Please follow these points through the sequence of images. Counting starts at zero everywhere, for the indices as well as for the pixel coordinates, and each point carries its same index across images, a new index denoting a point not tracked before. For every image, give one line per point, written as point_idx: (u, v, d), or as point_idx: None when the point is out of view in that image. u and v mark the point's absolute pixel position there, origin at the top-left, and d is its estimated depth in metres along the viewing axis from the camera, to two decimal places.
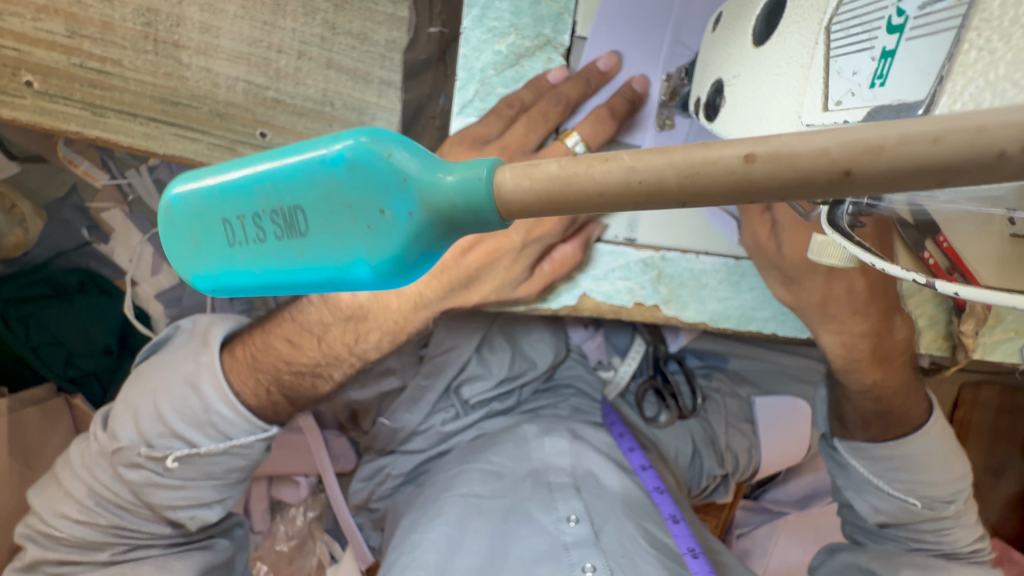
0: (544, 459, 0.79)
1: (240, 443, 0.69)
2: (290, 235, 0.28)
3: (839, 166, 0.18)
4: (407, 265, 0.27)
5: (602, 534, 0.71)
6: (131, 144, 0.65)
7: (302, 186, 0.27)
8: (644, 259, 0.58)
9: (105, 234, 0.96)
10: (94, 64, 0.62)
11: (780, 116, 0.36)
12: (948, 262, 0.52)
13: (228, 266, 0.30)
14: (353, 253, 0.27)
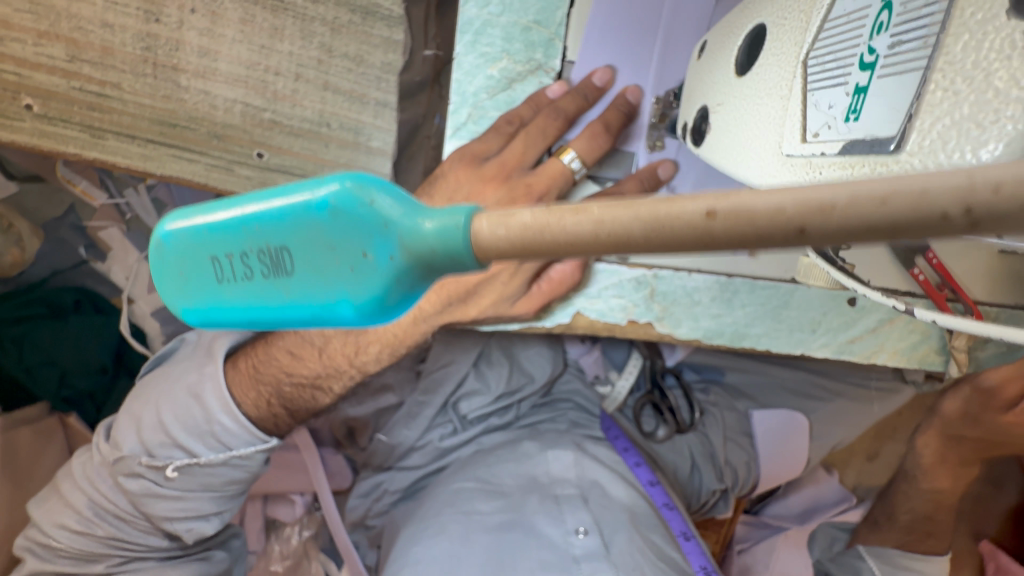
0: (549, 471, 0.80)
1: (240, 454, 0.68)
2: (278, 274, 0.28)
3: (794, 224, 0.19)
4: (389, 306, 0.27)
5: (612, 545, 0.70)
6: (129, 165, 0.66)
7: (290, 227, 0.27)
8: (637, 277, 0.56)
9: (102, 252, 0.97)
10: (94, 87, 0.63)
11: (762, 146, 0.37)
12: (938, 278, 0.58)
13: (218, 302, 0.30)
14: (339, 294, 0.27)
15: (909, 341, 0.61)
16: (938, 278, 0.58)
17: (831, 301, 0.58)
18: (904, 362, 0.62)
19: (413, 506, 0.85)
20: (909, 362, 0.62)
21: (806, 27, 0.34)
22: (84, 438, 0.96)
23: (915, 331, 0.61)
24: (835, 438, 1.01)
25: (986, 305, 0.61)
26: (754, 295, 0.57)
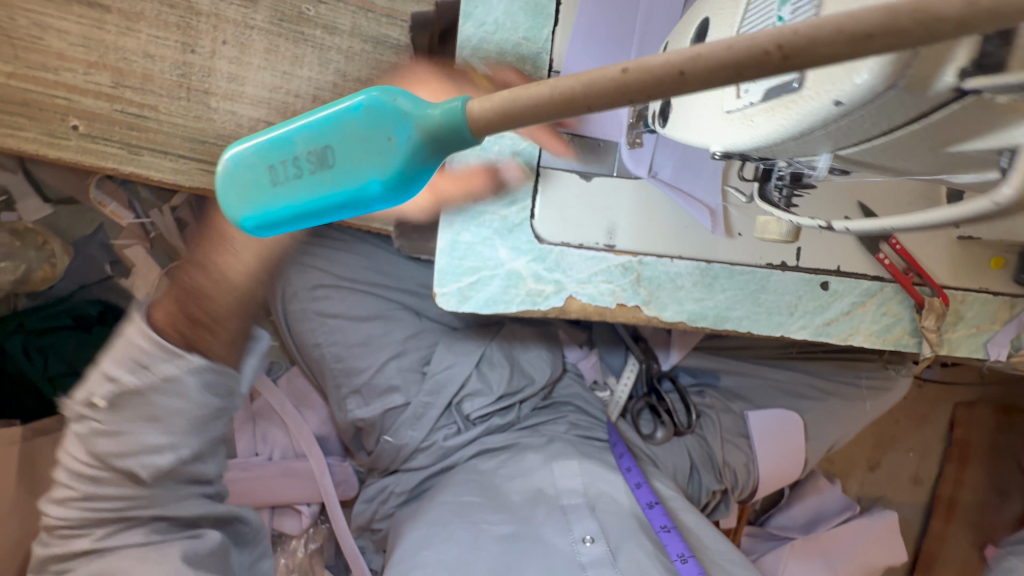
0: (554, 483, 0.82)
1: (162, 377, 0.53)
2: (322, 168, 0.32)
3: (675, 68, 0.23)
4: (410, 183, 0.31)
5: (619, 552, 0.73)
6: (162, 178, 0.73)
7: (332, 126, 0.32)
8: (624, 264, 0.60)
9: (126, 269, 1.03)
10: (134, 110, 0.70)
11: (705, 111, 0.41)
12: (904, 262, 0.63)
13: (274, 204, 0.34)
14: (369, 176, 0.31)
15: (882, 322, 0.65)
16: (904, 263, 0.64)
17: (805, 284, 0.63)
18: (879, 344, 0.66)
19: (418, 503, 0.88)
20: (884, 344, 0.66)
21: (735, 13, 0.41)
22: None
23: (888, 313, 0.65)
24: (831, 439, 1.02)
25: (952, 289, 0.66)
26: (733, 279, 0.62)
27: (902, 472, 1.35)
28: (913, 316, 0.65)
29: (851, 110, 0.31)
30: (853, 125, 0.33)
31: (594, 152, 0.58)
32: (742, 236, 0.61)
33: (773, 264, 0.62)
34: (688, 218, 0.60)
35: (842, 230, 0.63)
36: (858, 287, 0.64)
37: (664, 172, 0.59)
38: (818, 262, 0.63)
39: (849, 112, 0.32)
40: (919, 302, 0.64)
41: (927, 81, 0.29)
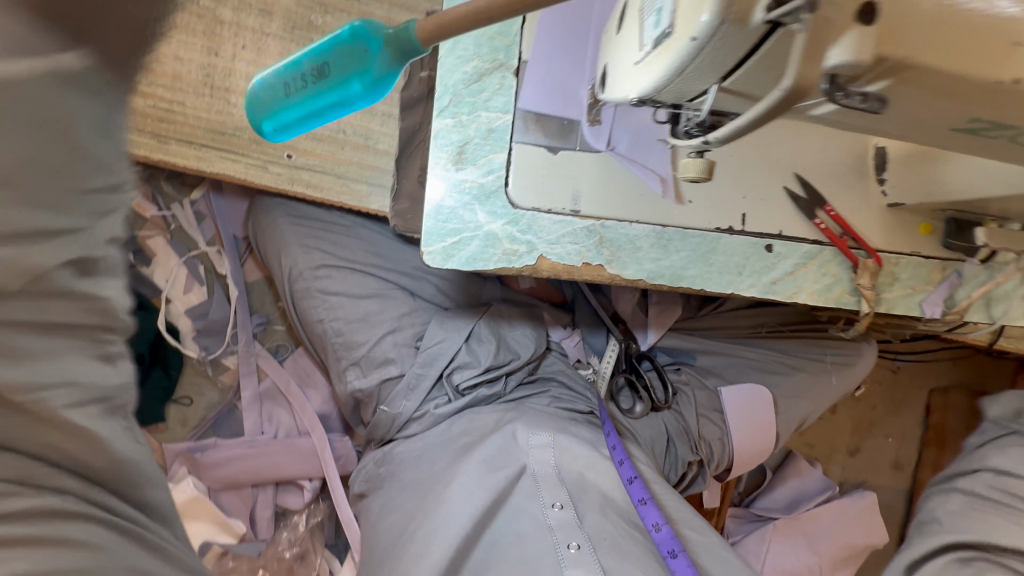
0: (527, 451, 0.87)
1: None
2: (318, 78, 0.44)
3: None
4: (379, 83, 0.42)
5: (584, 517, 0.79)
6: (185, 164, 0.82)
7: (326, 47, 0.43)
8: (588, 227, 0.68)
9: (148, 258, 1.12)
10: (163, 105, 0.81)
11: (623, 63, 0.47)
12: (840, 227, 0.71)
13: (284, 112, 0.47)
14: (349, 76, 0.42)
15: (824, 282, 0.72)
16: (840, 228, 0.71)
17: (751, 247, 0.71)
18: (822, 302, 0.73)
19: (405, 471, 0.93)
20: (827, 303, 0.73)
21: None
22: None
23: (828, 273, 0.72)
24: (802, 414, 1.08)
25: (885, 253, 0.73)
26: (686, 242, 0.70)
27: (881, 458, 1.39)
28: (852, 277, 0.72)
29: (711, 36, 0.37)
30: (718, 57, 0.39)
31: (560, 130, 0.67)
32: (692, 203, 0.70)
33: (720, 228, 0.70)
34: (643, 186, 0.69)
35: (781, 198, 0.71)
36: (800, 250, 0.72)
37: (621, 146, 0.68)
38: (763, 227, 0.71)
39: (703, 47, 0.38)
40: (855, 263, 0.72)
41: (746, 13, 0.36)
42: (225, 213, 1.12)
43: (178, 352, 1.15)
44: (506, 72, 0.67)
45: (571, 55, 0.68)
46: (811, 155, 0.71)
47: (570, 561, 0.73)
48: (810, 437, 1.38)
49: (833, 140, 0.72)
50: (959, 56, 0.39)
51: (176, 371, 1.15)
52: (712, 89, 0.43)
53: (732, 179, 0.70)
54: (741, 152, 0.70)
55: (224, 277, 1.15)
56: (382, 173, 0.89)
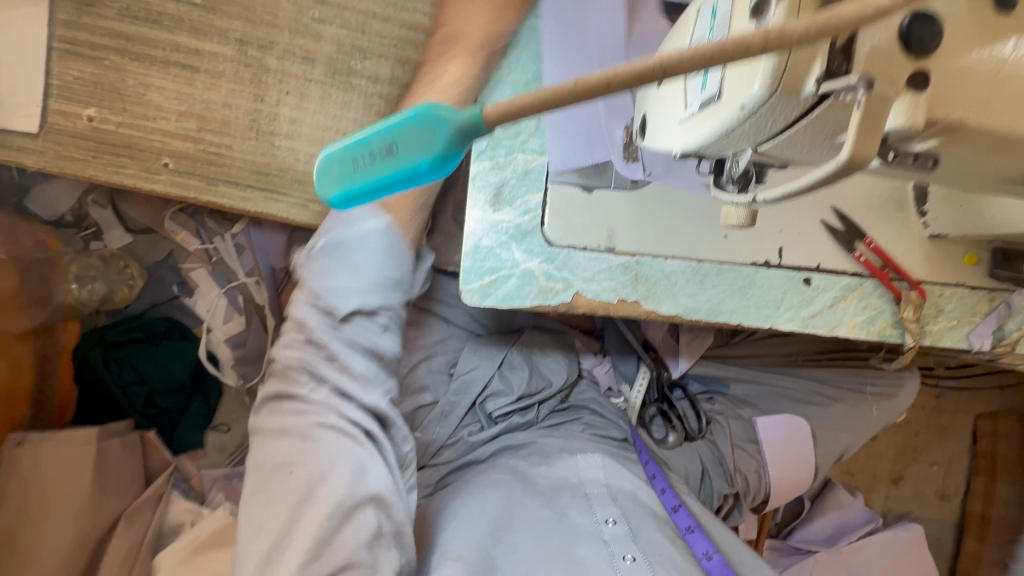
0: (578, 473, 0.84)
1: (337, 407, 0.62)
2: (384, 158, 0.33)
3: (658, 63, 0.28)
4: (447, 161, 0.33)
5: (639, 533, 0.75)
6: (231, 205, 0.86)
7: (389, 122, 0.33)
8: (623, 263, 0.69)
9: (191, 289, 1.17)
10: (212, 149, 0.85)
11: (666, 121, 0.49)
12: (880, 260, 0.70)
13: (347, 186, 0.34)
14: (417, 158, 0.32)
15: (865, 314, 0.71)
16: (879, 261, 0.70)
17: (788, 281, 0.71)
18: (864, 335, 0.72)
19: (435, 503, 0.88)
20: (869, 336, 0.72)
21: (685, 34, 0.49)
22: (158, 455, 1.14)
23: (869, 306, 0.71)
24: (842, 444, 1.06)
25: (929, 284, 0.72)
26: (722, 277, 0.70)
27: (927, 487, 1.34)
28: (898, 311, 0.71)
29: (760, 106, 0.38)
30: (761, 122, 0.40)
31: (595, 169, 0.68)
32: (728, 238, 0.70)
33: (757, 262, 0.70)
34: (677, 222, 0.69)
35: (819, 231, 0.71)
36: (842, 282, 0.71)
37: (654, 184, 0.69)
38: (801, 260, 0.71)
39: (751, 115, 0.39)
40: (897, 294, 0.70)
41: (798, 86, 0.37)
42: (264, 245, 1.16)
43: (216, 381, 1.21)
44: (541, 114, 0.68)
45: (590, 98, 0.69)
46: (846, 189, 0.71)
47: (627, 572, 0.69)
48: (850, 466, 1.34)
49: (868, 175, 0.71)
50: (998, 107, 0.40)
51: (214, 400, 1.21)
52: (761, 146, 0.44)
53: (768, 213, 0.70)
54: None
55: (262, 307, 1.19)
56: None
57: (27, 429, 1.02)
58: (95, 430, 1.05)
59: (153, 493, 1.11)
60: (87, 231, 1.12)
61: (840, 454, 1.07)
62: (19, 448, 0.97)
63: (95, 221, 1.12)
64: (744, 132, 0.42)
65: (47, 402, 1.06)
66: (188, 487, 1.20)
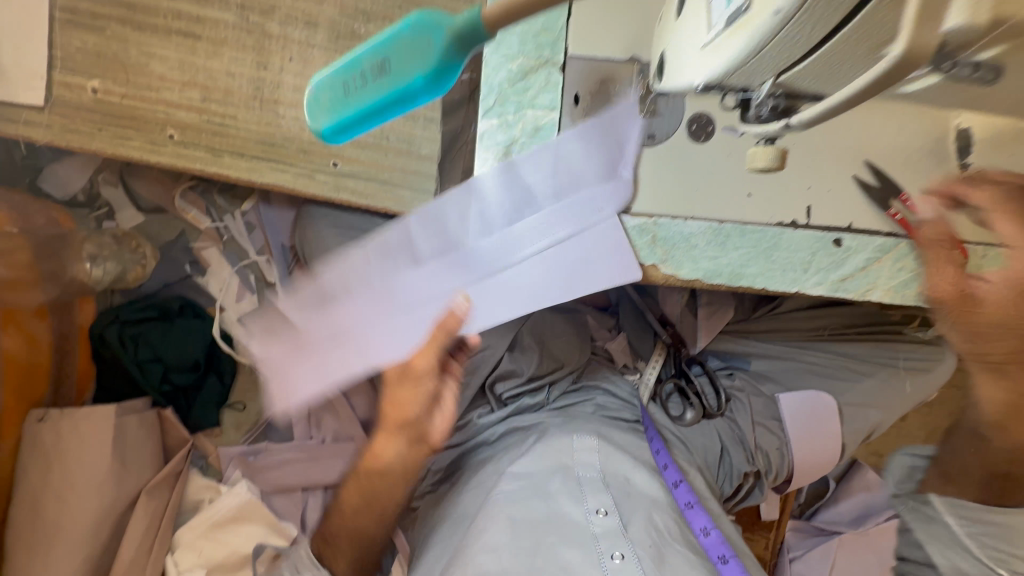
0: (572, 455, 0.83)
1: None
2: (380, 75, 0.40)
3: None
4: (439, 76, 0.40)
5: (630, 524, 0.74)
6: (238, 176, 0.84)
7: (386, 40, 0.40)
8: (639, 226, 0.66)
9: (203, 268, 1.17)
10: (216, 119, 0.83)
11: (690, 47, 0.45)
12: (918, 219, 0.65)
13: (344, 112, 0.42)
14: (413, 74, 0.40)
15: (900, 278, 0.66)
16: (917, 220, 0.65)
17: (817, 242, 0.66)
18: (898, 300, 0.67)
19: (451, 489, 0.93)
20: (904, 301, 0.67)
21: None
22: (175, 433, 1.14)
23: (905, 269, 0.67)
24: (872, 421, 1.01)
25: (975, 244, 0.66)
26: (745, 238, 0.66)
27: None
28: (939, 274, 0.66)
29: (795, 14, 0.35)
30: (796, 36, 0.38)
31: (608, 125, 0.65)
32: (752, 197, 0.66)
33: (783, 223, 0.66)
34: (698, 181, 0.65)
35: (852, 188, 0.66)
36: (877, 244, 0.66)
37: (675, 136, 0.65)
38: (831, 220, 0.66)
39: (788, 21, 0.36)
40: (935, 257, 0.65)
41: None
42: (273, 223, 1.15)
43: (230, 358, 1.20)
44: (552, 68, 0.65)
45: (550, 260, 0.69)
46: (881, 143, 0.66)
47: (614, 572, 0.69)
48: (879, 447, 1.27)
49: (905, 126, 0.65)
50: None
51: (230, 377, 1.21)
52: (805, 60, 0.40)
53: (795, 169, 0.66)
54: (805, 142, 0.66)
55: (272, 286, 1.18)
56: (427, 178, 0.88)
57: (49, 405, 1.05)
58: (112, 406, 1.05)
59: (170, 470, 1.11)
60: (99, 211, 1.12)
61: (870, 432, 1.03)
62: (41, 422, 1.00)
63: (107, 200, 1.12)
64: (778, 46, 0.39)
65: (66, 378, 1.08)
66: (206, 464, 1.21)
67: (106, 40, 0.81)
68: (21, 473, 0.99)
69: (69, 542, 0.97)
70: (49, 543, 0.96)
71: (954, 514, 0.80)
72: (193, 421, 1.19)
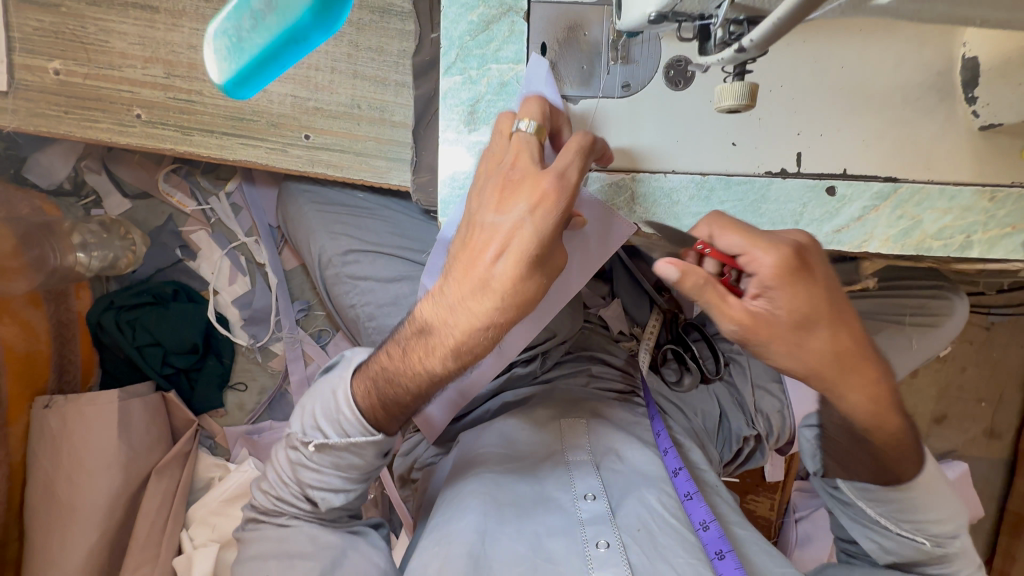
0: (563, 441, 0.82)
1: (332, 473, 0.68)
2: (268, 13, 0.39)
3: None
4: (331, 8, 0.39)
5: (618, 510, 0.72)
6: (210, 154, 0.82)
7: None
8: (617, 183, 0.62)
9: (194, 252, 1.17)
10: (183, 96, 0.81)
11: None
12: (916, 162, 0.61)
13: (240, 62, 0.40)
14: (300, 10, 0.38)
15: (898, 227, 0.62)
16: (915, 163, 0.61)
17: (809, 191, 0.62)
18: (898, 250, 0.63)
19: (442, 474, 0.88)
20: (904, 250, 0.63)
21: None
22: (181, 414, 1.17)
23: (905, 216, 0.62)
24: None
25: (979, 185, 0.62)
26: (731, 190, 0.62)
27: (972, 426, 1.24)
28: (761, 305, 0.56)
29: None
30: None
31: (580, 76, 0.61)
32: (737, 146, 0.62)
33: (772, 172, 0.62)
34: (678, 131, 0.61)
35: (848, 128, 0.61)
36: (876, 189, 0.62)
37: (652, 85, 0.61)
38: (824, 167, 0.62)
39: None
40: (717, 300, 0.53)
41: None
42: (259, 203, 1.15)
43: (228, 340, 1.21)
44: (516, 16, 0.60)
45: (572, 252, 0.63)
46: (878, 79, 0.61)
47: (599, 561, 0.66)
48: None
49: (905, 61, 0.60)
50: None
51: (228, 358, 1.21)
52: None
53: (784, 114, 0.61)
54: (794, 84, 0.61)
55: (263, 266, 1.19)
56: (402, 147, 0.85)
57: (55, 393, 1.05)
58: (115, 391, 1.06)
59: (180, 450, 1.14)
60: (86, 199, 1.11)
61: None
62: (47, 409, 1.01)
63: (93, 188, 1.12)
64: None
65: (70, 366, 1.09)
66: (213, 443, 1.24)
67: (63, 18, 0.78)
68: (32, 460, 0.99)
69: (87, 523, 0.99)
70: (65, 524, 0.98)
71: (864, 499, 0.72)
72: (197, 403, 1.21)
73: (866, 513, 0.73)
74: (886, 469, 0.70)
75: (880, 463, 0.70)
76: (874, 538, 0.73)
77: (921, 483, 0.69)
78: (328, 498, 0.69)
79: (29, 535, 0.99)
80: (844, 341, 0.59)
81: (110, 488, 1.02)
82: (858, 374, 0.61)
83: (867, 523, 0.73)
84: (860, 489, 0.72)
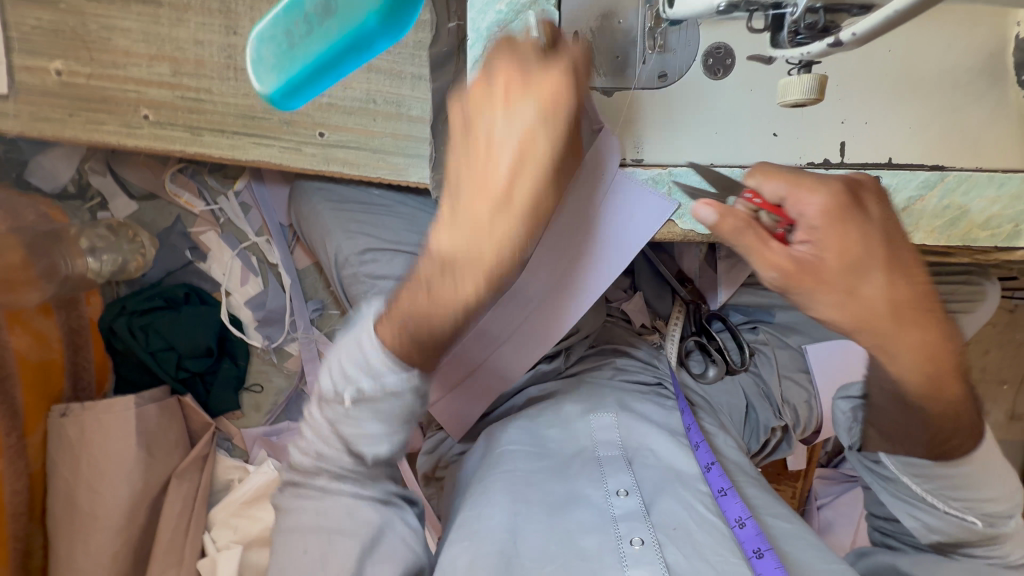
0: (592, 436, 0.80)
1: (372, 421, 0.58)
2: (321, 18, 0.43)
3: None
4: (385, 17, 0.43)
5: (654, 507, 0.70)
6: (221, 155, 0.79)
7: None
8: (652, 178, 0.61)
9: (204, 253, 1.15)
10: (191, 94, 0.78)
11: None
12: (965, 148, 0.59)
13: (291, 68, 0.45)
14: (357, 16, 0.42)
15: (943, 218, 0.60)
16: (965, 150, 0.59)
17: None
18: (944, 241, 0.61)
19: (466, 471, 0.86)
20: (950, 241, 0.61)
21: None
22: (198, 418, 1.15)
23: (952, 206, 0.60)
24: None
25: None
26: None
27: (994, 408, 1.24)
28: (809, 248, 0.53)
29: None
30: None
31: (614, 68, 0.58)
32: (777, 137, 0.59)
33: (814, 163, 0.59)
34: (719, 121, 0.59)
35: (895, 115, 0.59)
36: (923, 178, 0.59)
37: (688, 74, 0.58)
38: (868, 157, 0.59)
39: None
40: (757, 241, 0.52)
41: None
42: (269, 201, 1.12)
43: (243, 342, 1.19)
44: (546, 4, 0.58)
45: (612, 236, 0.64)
46: (926, 63, 0.58)
47: (634, 559, 0.64)
48: None
49: (955, 43, 0.57)
50: None
51: (243, 360, 1.20)
52: None
53: (828, 101, 0.59)
54: (838, 70, 0.58)
55: (276, 266, 1.17)
56: (419, 142, 0.82)
57: (70, 401, 1.04)
58: (131, 397, 1.05)
59: (198, 453, 1.12)
60: (92, 202, 1.09)
61: None
62: (64, 417, 0.99)
63: (98, 190, 1.09)
64: None
65: (84, 373, 1.08)
66: (231, 446, 1.23)
67: (64, 15, 0.75)
68: (52, 469, 0.98)
69: (110, 531, 0.99)
70: (89, 533, 0.97)
71: (910, 473, 0.65)
72: (212, 405, 1.19)
73: (911, 490, 0.67)
74: (936, 441, 0.62)
75: (929, 437, 0.63)
76: (918, 516, 0.67)
77: (976, 458, 0.62)
78: (374, 449, 0.61)
79: (54, 543, 0.98)
80: (903, 289, 0.54)
81: (132, 495, 1.01)
82: (896, 335, 0.54)
83: (910, 500, 0.68)
84: (906, 462, 0.65)
